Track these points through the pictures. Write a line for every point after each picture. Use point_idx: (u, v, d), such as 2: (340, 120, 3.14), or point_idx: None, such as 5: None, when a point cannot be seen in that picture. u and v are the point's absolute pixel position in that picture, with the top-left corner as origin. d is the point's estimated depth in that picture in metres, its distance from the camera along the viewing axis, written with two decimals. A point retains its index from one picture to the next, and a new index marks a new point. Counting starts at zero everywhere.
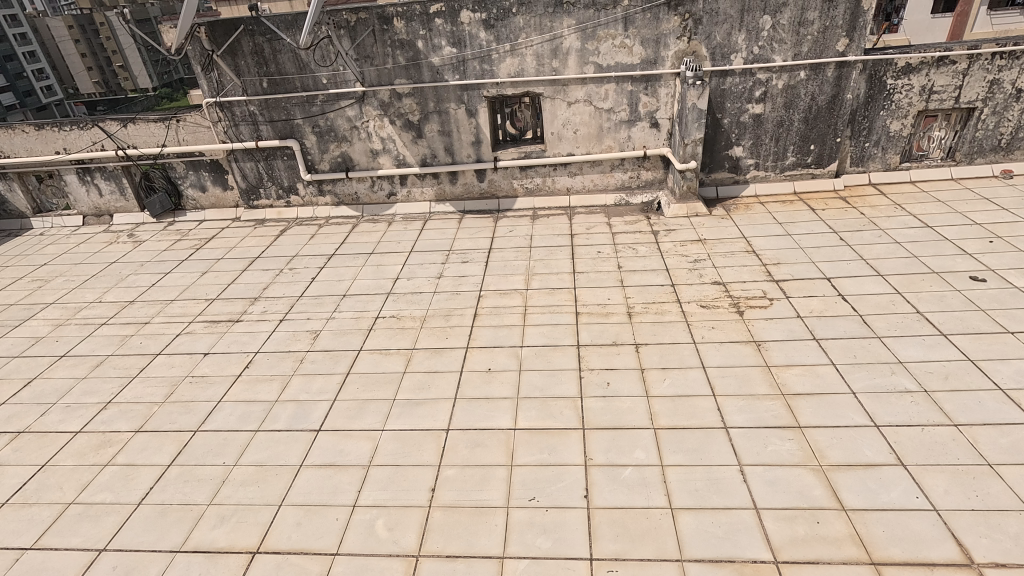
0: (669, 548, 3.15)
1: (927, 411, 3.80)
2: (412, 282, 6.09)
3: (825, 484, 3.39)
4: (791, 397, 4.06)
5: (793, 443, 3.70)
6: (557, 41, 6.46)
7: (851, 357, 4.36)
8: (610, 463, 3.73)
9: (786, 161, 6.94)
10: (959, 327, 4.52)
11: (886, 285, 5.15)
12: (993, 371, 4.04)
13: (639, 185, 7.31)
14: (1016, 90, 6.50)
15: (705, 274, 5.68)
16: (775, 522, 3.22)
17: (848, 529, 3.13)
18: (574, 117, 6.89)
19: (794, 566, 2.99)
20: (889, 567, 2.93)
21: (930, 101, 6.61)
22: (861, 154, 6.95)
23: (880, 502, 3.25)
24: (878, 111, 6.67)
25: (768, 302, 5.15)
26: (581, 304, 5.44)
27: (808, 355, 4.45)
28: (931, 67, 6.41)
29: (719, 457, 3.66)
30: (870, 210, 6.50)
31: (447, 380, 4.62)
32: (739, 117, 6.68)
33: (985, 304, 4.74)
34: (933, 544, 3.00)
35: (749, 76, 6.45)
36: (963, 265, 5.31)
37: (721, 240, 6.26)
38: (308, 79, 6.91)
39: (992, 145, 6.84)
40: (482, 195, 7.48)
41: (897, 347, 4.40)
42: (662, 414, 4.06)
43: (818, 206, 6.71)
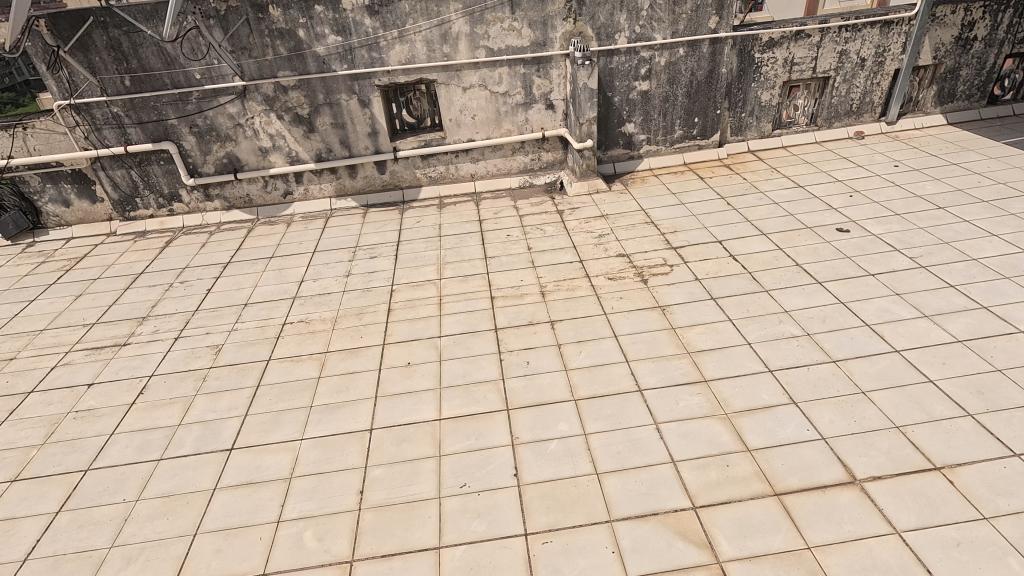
0: (598, 511, 3.29)
1: (811, 352, 4.22)
2: (318, 284, 5.84)
3: (731, 430, 3.68)
4: (696, 354, 4.36)
5: (701, 397, 3.97)
6: (445, 26, 6.37)
7: (744, 311, 4.74)
8: (536, 439, 3.82)
9: (674, 134, 7.34)
10: (832, 274, 5.04)
11: (769, 243, 5.63)
12: (860, 311, 4.56)
13: (541, 167, 7.44)
14: (861, 59, 7.26)
15: (610, 248, 5.92)
16: (691, 471, 3.45)
17: (753, 468, 3.42)
18: (470, 102, 6.85)
19: (710, 509, 3.23)
20: (789, 496, 3.24)
21: (792, 72, 7.23)
22: (738, 124, 7.49)
23: (778, 439, 3.58)
24: (750, 83, 7.21)
25: (669, 269, 5.47)
26: (495, 288, 5.48)
27: (707, 313, 4.78)
28: (790, 41, 7.01)
29: (637, 419, 3.86)
30: (750, 175, 7.05)
31: (365, 380, 4.50)
32: (628, 95, 6.96)
33: (850, 252, 5.31)
34: (824, 469, 3.35)
35: (634, 54, 6.72)
36: (831, 218, 5.91)
37: (622, 214, 6.54)
38: (178, 75, 6.34)
39: (846, 110, 7.62)
40: (385, 187, 7.30)
41: (781, 298, 4.84)
42: (581, 386, 4.20)
43: (706, 175, 7.19)
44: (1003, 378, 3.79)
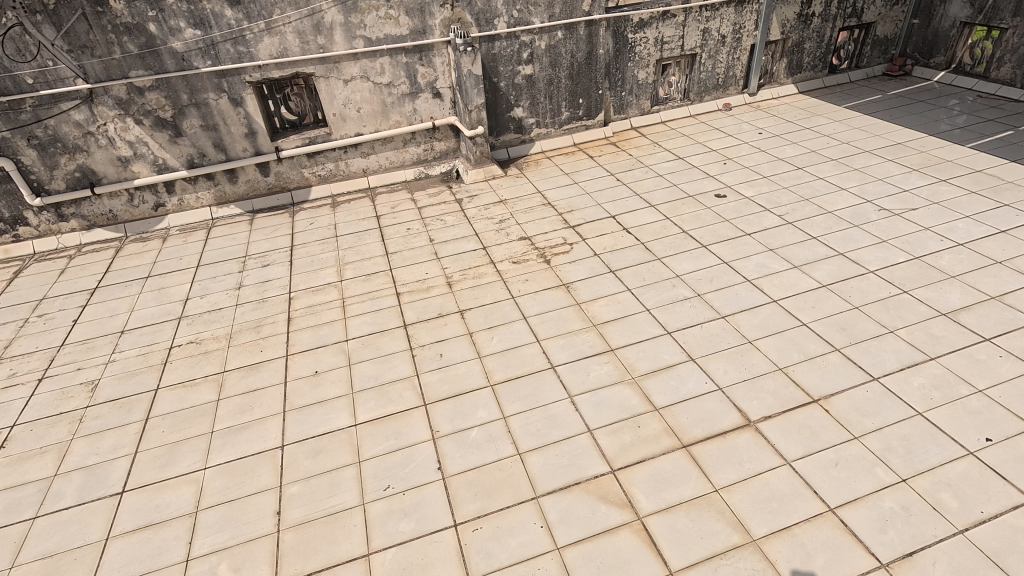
0: (523, 490, 3.36)
1: (703, 311, 4.55)
2: (206, 300, 5.40)
3: (639, 393, 3.89)
4: (601, 326, 4.55)
5: (609, 365, 4.16)
6: (316, 15, 6.05)
7: (641, 280, 5.00)
8: (456, 430, 3.81)
9: (561, 116, 7.54)
10: (714, 238, 5.44)
11: (657, 213, 5.97)
12: (741, 268, 4.97)
13: (435, 157, 7.35)
14: (721, 36, 7.82)
15: (511, 232, 5.99)
16: (606, 437, 3.62)
17: (662, 425, 3.64)
18: (353, 94, 6.58)
19: (628, 470, 3.40)
20: (695, 446, 3.48)
21: (663, 51, 7.65)
22: (620, 103, 7.84)
23: (681, 395, 3.84)
24: (627, 63, 7.55)
25: (569, 247, 5.63)
26: (400, 284, 5.36)
27: (608, 286, 5.00)
28: (659, 21, 7.39)
29: (552, 395, 3.98)
30: (636, 151, 7.42)
31: (270, 396, 4.25)
32: (513, 79, 7.02)
33: (729, 216, 5.76)
34: (722, 416, 3.64)
35: (514, 39, 6.78)
36: (710, 186, 6.37)
37: (519, 197, 6.63)
38: (4, 80, 5.52)
39: (714, 84, 8.22)
40: (271, 190, 6.86)
41: (673, 263, 5.16)
42: (496, 371, 4.24)
43: (595, 153, 7.48)
44: (861, 313, 4.29)
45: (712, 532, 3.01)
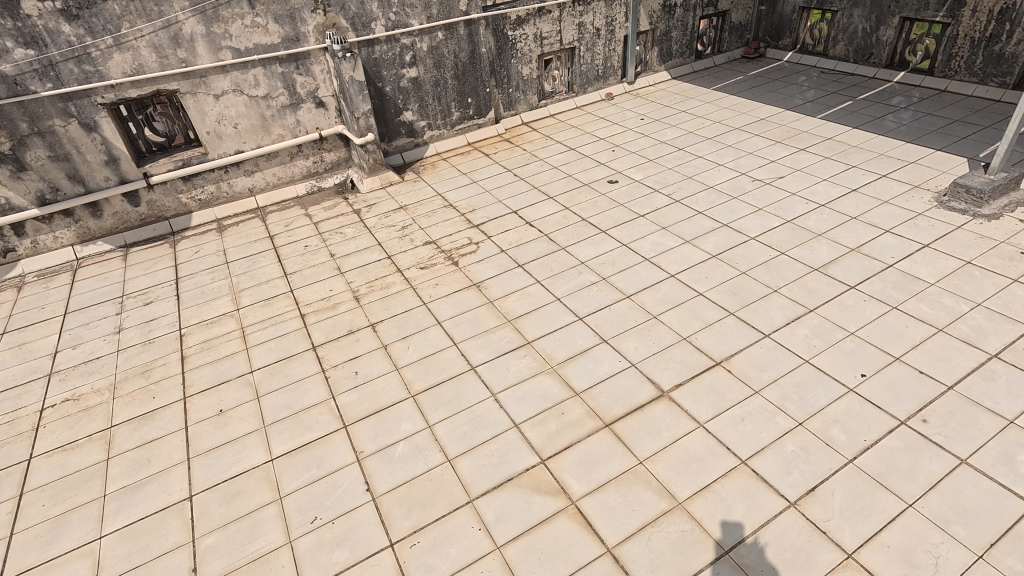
0: (458, 496, 3.33)
1: (609, 293, 4.73)
2: (81, 350, 4.82)
3: (559, 381, 3.98)
4: (515, 321, 4.59)
5: (528, 358, 4.22)
6: (173, 27, 5.58)
7: (548, 271, 5.11)
8: (381, 447, 3.69)
9: (453, 117, 7.51)
10: (612, 222, 5.67)
11: (557, 204, 6.13)
12: (640, 248, 5.22)
13: (326, 168, 7.06)
14: (596, 29, 8.15)
15: (415, 238, 5.88)
16: (532, 429, 3.66)
17: (584, 408, 3.75)
18: (227, 110, 6.14)
19: (557, 458, 3.46)
20: (617, 423, 3.62)
21: (544, 46, 7.84)
22: (508, 100, 7.95)
23: (599, 377, 3.97)
24: (510, 60, 7.66)
25: (475, 246, 5.63)
26: (303, 305, 5.10)
27: (518, 280, 5.06)
28: (535, 18, 7.55)
29: (475, 396, 3.97)
30: (530, 145, 7.57)
31: (170, 444, 3.88)
32: (399, 83, 6.89)
33: (623, 200, 6.03)
34: (638, 391, 3.81)
35: (395, 42, 6.64)
36: (602, 173, 6.64)
37: (419, 202, 6.53)
38: None
39: (595, 76, 8.56)
40: (144, 221, 6.26)
41: (577, 251, 5.32)
42: (415, 380, 4.15)
43: (490, 151, 7.54)
44: (748, 277, 4.66)
45: (641, 503, 3.13)
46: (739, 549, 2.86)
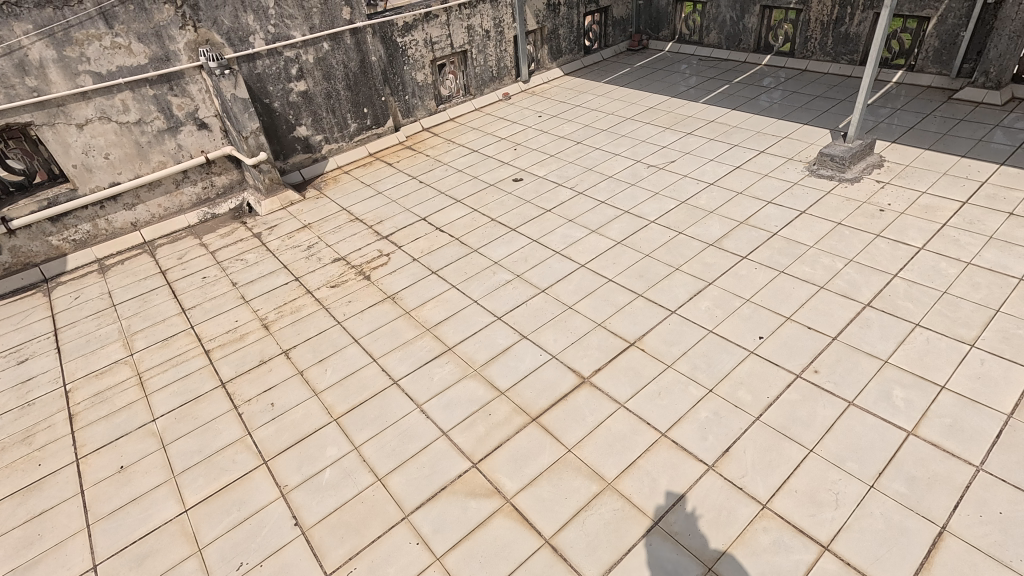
0: (392, 514, 3.25)
1: (524, 289, 4.80)
2: None
3: (484, 383, 3.99)
4: (434, 328, 4.55)
5: (450, 364, 4.19)
6: (17, 53, 5.02)
7: (463, 275, 5.10)
8: (307, 477, 3.53)
9: (350, 128, 7.31)
10: (520, 220, 5.75)
11: (465, 207, 6.13)
12: (550, 242, 5.33)
13: (217, 193, 6.65)
14: (485, 31, 8.22)
15: (322, 256, 5.68)
16: (461, 434, 3.65)
17: (510, 406, 3.78)
18: (94, 140, 5.62)
19: (489, 459, 3.47)
20: (544, 416, 3.67)
21: (435, 51, 7.81)
22: (405, 107, 7.86)
23: (521, 373, 4.02)
24: (402, 67, 7.57)
25: (386, 258, 5.52)
26: (207, 341, 4.78)
27: (433, 287, 5.01)
28: (423, 23, 7.51)
29: (400, 409, 3.89)
30: (432, 151, 7.52)
31: (65, 513, 3.50)
32: (287, 98, 6.61)
33: (529, 197, 6.13)
34: (561, 382, 3.89)
35: (277, 56, 6.36)
36: (507, 172, 6.71)
37: (323, 219, 6.30)
38: None
39: (490, 77, 8.64)
40: (9, 270, 5.61)
41: (489, 252, 5.35)
42: (336, 403, 4.01)
43: (393, 160, 7.41)
44: (652, 259, 4.89)
45: (574, 490, 3.21)
46: (667, 518, 3.00)
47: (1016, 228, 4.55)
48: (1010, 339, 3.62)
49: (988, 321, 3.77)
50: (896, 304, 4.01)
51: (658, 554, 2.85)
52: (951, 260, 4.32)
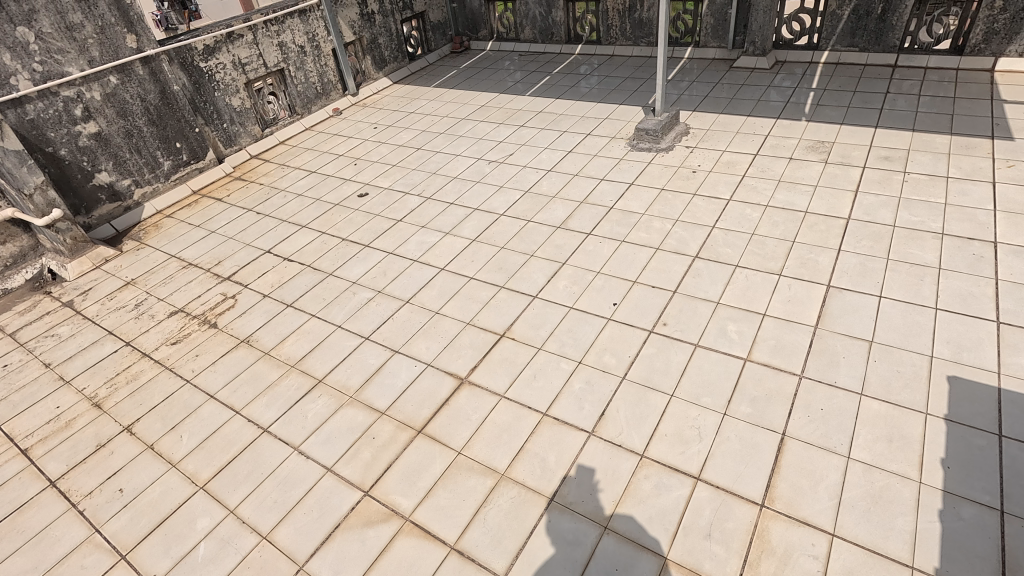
0: (285, 570, 3.01)
1: (388, 304, 4.69)
2: None
3: (362, 407, 3.83)
4: (300, 363, 4.28)
5: (323, 397, 3.97)
6: None
7: (321, 302, 4.85)
8: (178, 559, 3.15)
9: (164, 167, 6.58)
10: (373, 235, 5.61)
11: (312, 232, 5.83)
12: (407, 252, 5.26)
13: (6, 265, 5.62)
14: (300, 47, 7.83)
15: (155, 312, 5.06)
16: (347, 466, 3.48)
17: (394, 424, 3.68)
18: None
19: (380, 483, 3.35)
20: (429, 426, 3.63)
21: (247, 73, 7.29)
22: (226, 136, 7.25)
23: (399, 388, 3.92)
24: (213, 93, 6.96)
25: (232, 300, 5.07)
26: (22, 438, 4.04)
27: (291, 321, 4.71)
28: (227, 44, 6.96)
29: (275, 457, 3.61)
30: (266, 178, 7.04)
31: None
32: (76, 143, 5.77)
33: (377, 210, 5.99)
34: (440, 387, 3.87)
35: (52, 97, 5.51)
36: (350, 189, 6.50)
37: (149, 271, 5.62)
38: None
39: (315, 94, 8.28)
40: None
41: (345, 273, 5.15)
42: (200, 469, 3.61)
43: (223, 194, 6.83)
44: (507, 250, 5.04)
45: (470, 491, 3.21)
46: (561, 491, 3.12)
47: (796, 170, 5.38)
48: (806, 264, 4.28)
49: (788, 252, 4.42)
50: (717, 251, 4.55)
51: (558, 528, 2.96)
52: (753, 205, 4.99)
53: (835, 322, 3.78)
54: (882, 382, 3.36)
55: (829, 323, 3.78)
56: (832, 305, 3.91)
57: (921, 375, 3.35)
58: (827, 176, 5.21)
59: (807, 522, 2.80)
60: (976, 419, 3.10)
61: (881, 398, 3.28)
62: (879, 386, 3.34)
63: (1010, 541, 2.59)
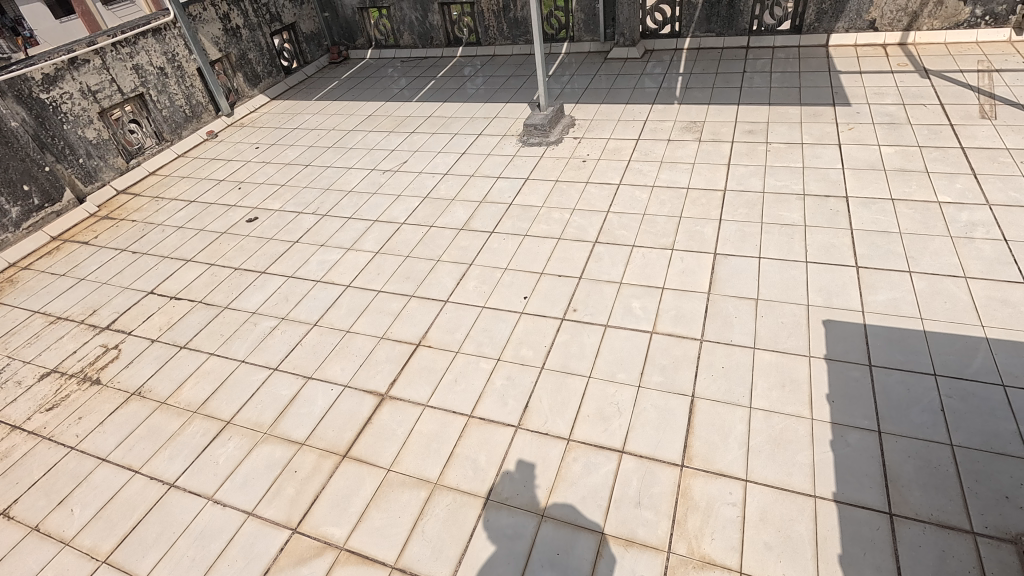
0: None
1: (294, 330, 4.47)
2: None
3: (279, 442, 3.63)
4: (203, 407, 3.97)
5: (234, 438, 3.71)
6: None
7: (219, 338, 4.53)
8: None
9: (11, 214, 5.83)
10: (268, 260, 5.31)
11: (199, 265, 5.43)
12: (307, 274, 5.04)
13: None
14: (159, 68, 7.23)
15: (22, 377, 4.48)
16: (270, 505, 3.28)
17: (316, 453, 3.52)
18: None
19: (308, 517, 3.19)
20: (354, 448, 3.51)
21: (99, 101, 6.62)
22: (84, 172, 6.55)
23: (317, 415, 3.76)
24: (61, 126, 6.26)
25: (115, 351, 4.60)
26: None
27: (187, 363, 4.36)
28: (70, 71, 6.28)
29: (188, 512, 3.33)
30: (139, 213, 6.45)
31: None
32: None
33: (270, 234, 5.69)
34: (361, 407, 3.75)
35: None
36: (237, 215, 6.11)
37: (8, 333, 4.96)
38: None
39: (184, 118, 7.70)
40: None
41: (243, 304, 4.84)
42: (100, 542, 3.26)
43: (89, 236, 6.17)
44: (413, 258, 4.97)
45: (404, 506, 3.15)
46: (495, 489, 3.14)
47: (675, 150, 5.75)
48: (694, 236, 4.59)
49: (677, 227, 4.72)
50: (614, 234, 4.77)
51: (497, 525, 2.98)
52: (641, 187, 5.28)
53: (725, 286, 4.10)
54: (771, 334, 3.69)
55: (720, 288, 4.08)
56: (720, 271, 4.23)
57: (801, 322, 3.72)
58: (702, 153, 5.62)
59: (723, 473, 3.01)
60: (850, 354, 3.48)
61: (771, 348, 3.60)
62: (768, 338, 3.67)
63: (889, 456, 2.95)
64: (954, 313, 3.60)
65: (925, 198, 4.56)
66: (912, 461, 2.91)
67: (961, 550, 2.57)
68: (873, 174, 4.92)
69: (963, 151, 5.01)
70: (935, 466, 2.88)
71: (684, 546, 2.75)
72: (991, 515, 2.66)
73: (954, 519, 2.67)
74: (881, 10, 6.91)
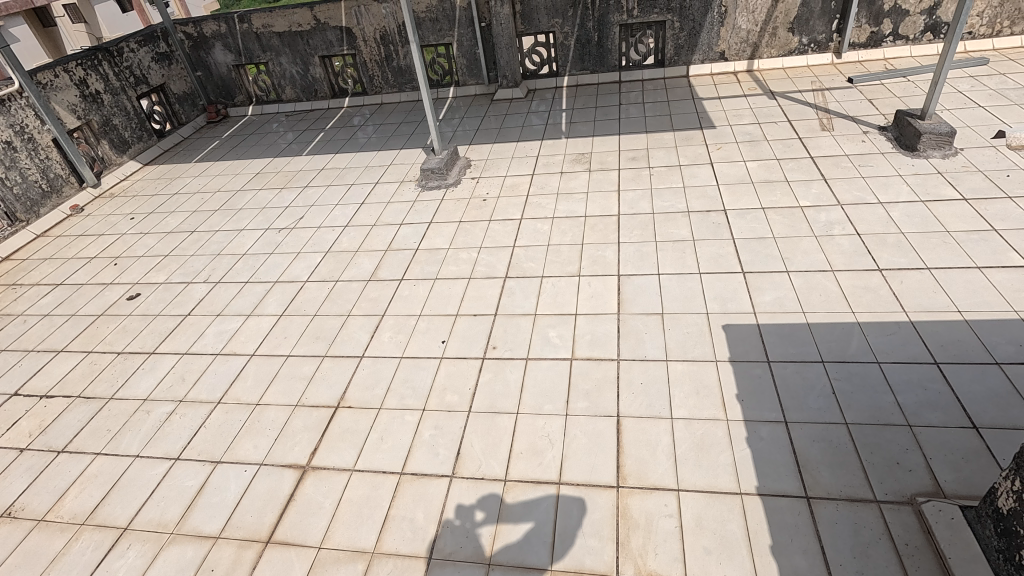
0: None
1: (195, 411, 4.09)
2: None
3: (190, 539, 3.26)
4: (93, 516, 3.49)
5: (135, 545, 3.29)
6: None
7: (106, 434, 4.04)
8: None
9: None
10: (156, 338, 4.86)
11: (73, 355, 4.84)
12: (204, 348, 4.66)
13: None
14: (4, 142, 6.47)
15: None
16: None
17: (234, 544, 3.20)
18: None
19: None
20: (278, 532, 3.22)
21: None
22: None
23: (231, 502, 3.43)
24: None
25: None
26: None
27: (69, 468, 3.83)
28: None
29: None
30: None
31: None
32: None
33: (156, 309, 5.22)
34: (281, 485, 3.47)
35: None
36: (115, 294, 5.56)
37: None
38: None
39: (39, 194, 6.94)
40: None
41: (132, 391, 4.37)
42: None
43: None
44: (321, 316, 4.77)
45: None
46: (437, 546, 3.01)
47: (569, 182, 6.03)
48: (597, 261, 4.80)
49: (580, 254, 4.92)
50: (523, 268, 4.88)
51: None
52: (542, 220, 5.47)
53: (632, 305, 4.31)
54: (679, 345, 3.91)
55: (628, 307, 4.28)
56: (626, 291, 4.45)
57: (704, 330, 3.98)
58: (594, 182, 5.94)
59: (656, 487, 3.11)
60: (750, 354, 3.77)
61: (682, 359, 3.81)
62: (678, 349, 3.88)
63: (797, 444, 3.19)
64: (829, 303, 4.02)
65: (789, 205, 5.11)
66: (818, 445, 3.17)
67: (871, 520, 2.81)
68: (743, 188, 5.45)
69: (813, 160, 5.70)
70: (836, 446, 3.15)
71: (631, 567, 2.78)
72: (889, 483, 2.94)
73: (860, 492, 2.93)
74: (728, 42, 7.79)
